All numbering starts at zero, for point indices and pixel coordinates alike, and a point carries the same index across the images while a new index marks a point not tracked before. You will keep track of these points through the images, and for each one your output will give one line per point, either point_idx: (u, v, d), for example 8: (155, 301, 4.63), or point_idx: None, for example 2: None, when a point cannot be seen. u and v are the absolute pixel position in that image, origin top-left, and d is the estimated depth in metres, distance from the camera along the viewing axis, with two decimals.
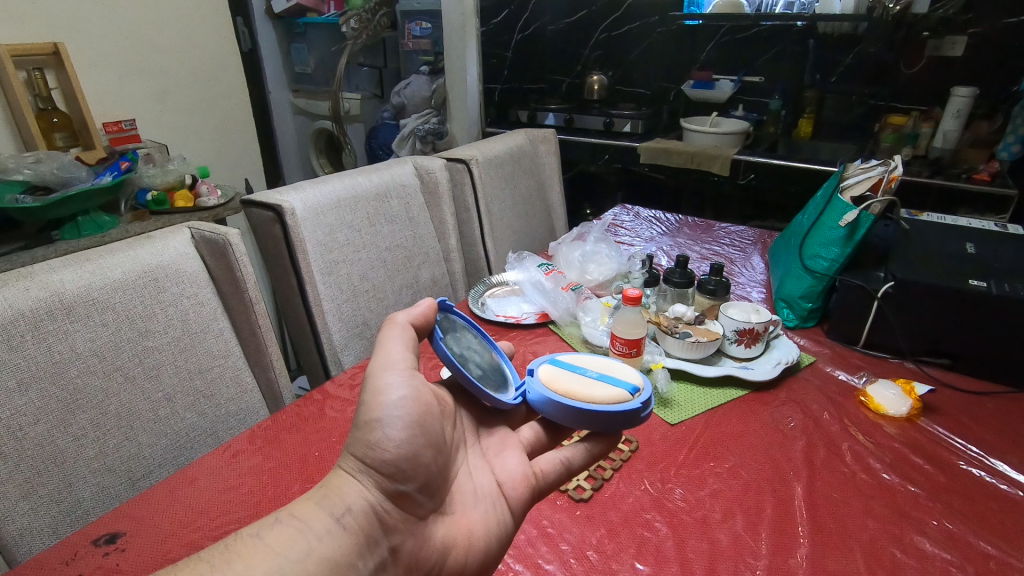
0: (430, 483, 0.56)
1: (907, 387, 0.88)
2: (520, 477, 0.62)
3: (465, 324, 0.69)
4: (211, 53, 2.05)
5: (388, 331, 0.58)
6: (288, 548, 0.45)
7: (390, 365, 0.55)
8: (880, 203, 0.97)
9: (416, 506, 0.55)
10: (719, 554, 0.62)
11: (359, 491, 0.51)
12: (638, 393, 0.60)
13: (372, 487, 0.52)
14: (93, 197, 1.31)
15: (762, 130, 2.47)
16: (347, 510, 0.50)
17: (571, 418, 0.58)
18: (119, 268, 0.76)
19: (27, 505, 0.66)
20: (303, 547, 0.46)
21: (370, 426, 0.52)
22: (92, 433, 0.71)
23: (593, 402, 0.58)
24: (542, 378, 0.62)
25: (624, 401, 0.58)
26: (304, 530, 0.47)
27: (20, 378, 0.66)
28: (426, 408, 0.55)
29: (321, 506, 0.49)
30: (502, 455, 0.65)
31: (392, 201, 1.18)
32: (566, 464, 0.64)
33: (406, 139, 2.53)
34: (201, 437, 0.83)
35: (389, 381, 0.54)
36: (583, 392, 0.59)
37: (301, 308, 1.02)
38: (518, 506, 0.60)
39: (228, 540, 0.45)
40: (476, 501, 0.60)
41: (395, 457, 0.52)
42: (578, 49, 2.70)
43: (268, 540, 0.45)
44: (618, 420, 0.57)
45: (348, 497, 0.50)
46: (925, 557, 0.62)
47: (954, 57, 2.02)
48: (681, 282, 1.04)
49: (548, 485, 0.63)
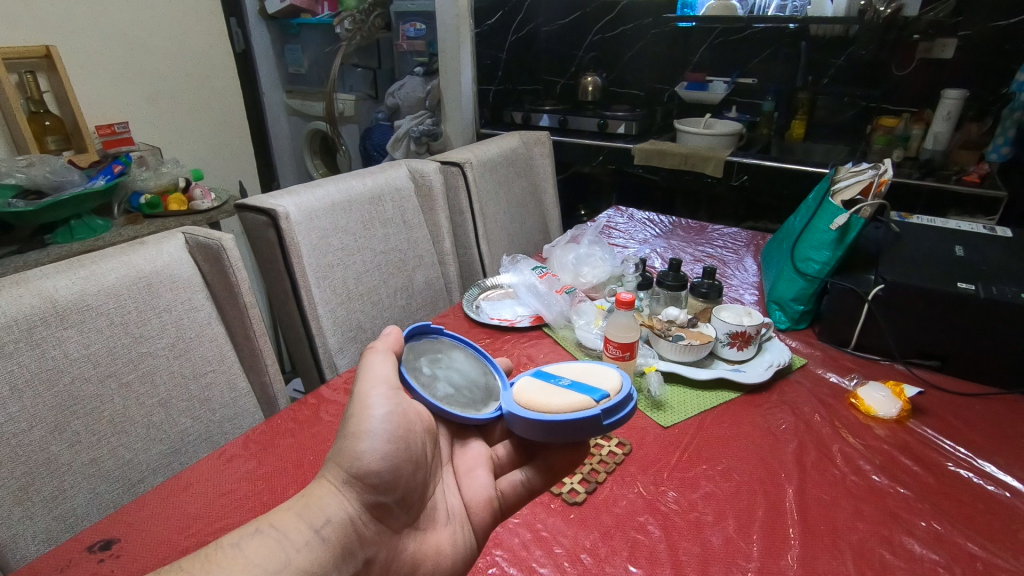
0: (407, 497, 0.57)
1: (897, 389, 0.88)
2: (484, 499, 0.62)
3: (456, 341, 0.69)
4: (204, 54, 2.04)
5: (374, 350, 0.59)
6: (266, 559, 0.45)
7: (376, 383, 0.56)
8: (870, 207, 0.98)
9: (391, 518, 0.55)
10: (711, 557, 0.63)
11: (339, 502, 0.52)
12: (604, 400, 0.57)
13: (352, 499, 0.52)
14: (85, 202, 1.31)
15: (755, 130, 2.48)
16: (327, 522, 0.50)
17: (528, 429, 0.57)
18: (112, 274, 0.76)
19: (22, 512, 0.66)
20: (282, 557, 0.46)
21: (357, 437, 0.53)
22: (86, 440, 0.71)
23: (545, 411, 0.57)
24: (512, 391, 0.62)
25: (582, 409, 0.56)
26: (282, 541, 0.47)
27: (13, 384, 0.65)
28: (410, 424, 0.56)
29: (301, 517, 0.49)
30: (471, 472, 0.65)
31: (386, 204, 1.18)
32: (528, 486, 0.64)
33: (400, 140, 2.53)
34: (195, 442, 0.83)
35: (374, 398, 0.54)
36: (539, 402, 0.58)
37: (296, 312, 1.02)
38: (482, 528, 0.61)
39: (209, 549, 0.45)
40: (444, 519, 0.60)
41: (378, 469, 0.53)
42: (572, 51, 2.71)
43: (247, 551, 0.45)
44: (572, 428, 0.56)
45: (328, 508, 0.51)
46: (914, 558, 0.63)
47: (944, 58, 2.04)
48: (675, 285, 1.04)
49: (510, 506, 0.64)
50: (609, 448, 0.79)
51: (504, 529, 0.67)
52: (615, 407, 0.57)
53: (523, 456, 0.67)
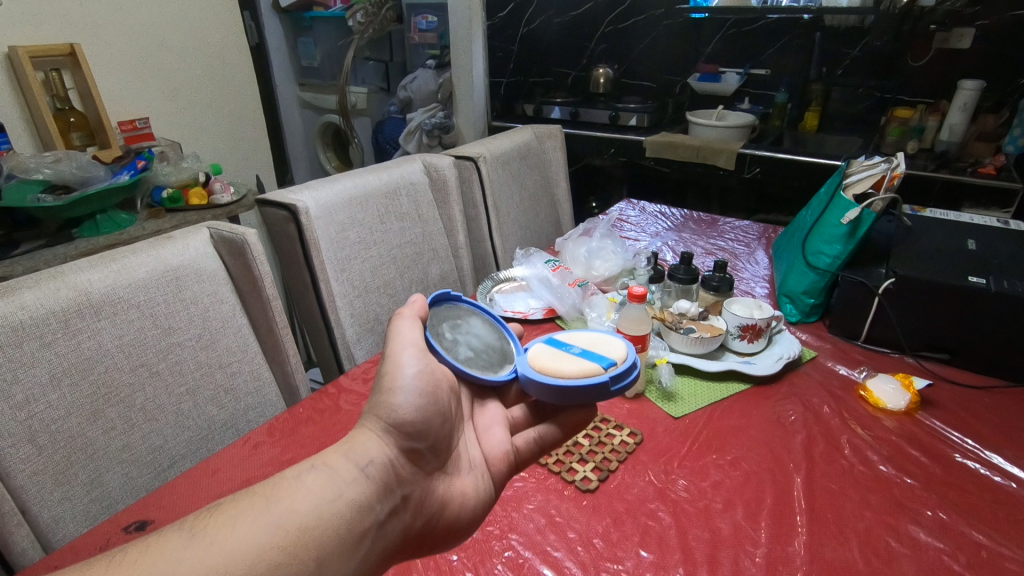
0: (438, 445, 0.59)
1: (905, 381, 0.90)
2: (501, 453, 0.65)
3: (473, 308, 0.72)
4: (221, 49, 2.06)
5: (401, 316, 0.61)
6: (323, 491, 0.48)
7: (406, 345, 0.58)
8: (882, 201, 0.99)
9: (424, 462, 0.57)
10: (720, 543, 0.65)
11: (380, 447, 0.54)
12: (611, 368, 0.61)
13: (391, 444, 0.54)
14: (111, 196, 1.34)
15: (767, 122, 2.47)
16: (370, 462, 0.52)
17: (541, 392, 0.60)
18: (142, 268, 0.79)
19: (62, 494, 0.70)
20: (333, 490, 0.49)
21: (392, 391, 0.55)
22: (120, 426, 0.75)
23: (557, 375, 0.60)
24: (526, 354, 0.65)
25: (592, 375, 0.59)
26: (334, 477, 0.50)
27: (52, 373, 0.69)
28: (439, 382, 0.58)
29: (348, 457, 0.52)
30: (488, 430, 0.67)
31: (402, 198, 1.20)
32: (540, 442, 0.66)
33: (412, 134, 2.51)
34: (221, 430, 0.87)
35: (405, 357, 0.57)
36: (553, 366, 0.60)
37: (315, 302, 1.05)
38: (500, 478, 0.64)
39: (274, 478, 0.48)
40: (466, 468, 0.62)
41: (412, 420, 0.55)
42: (583, 43, 2.69)
43: (308, 482, 0.48)
44: (581, 393, 0.59)
45: (370, 451, 0.53)
46: (919, 545, 0.65)
47: (961, 49, 2.02)
48: (686, 279, 1.05)
49: (524, 460, 0.66)
50: (622, 437, 0.81)
51: (519, 514, 0.69)
52: (622, 373, 0.60)
53: (537, 417, 0.70)
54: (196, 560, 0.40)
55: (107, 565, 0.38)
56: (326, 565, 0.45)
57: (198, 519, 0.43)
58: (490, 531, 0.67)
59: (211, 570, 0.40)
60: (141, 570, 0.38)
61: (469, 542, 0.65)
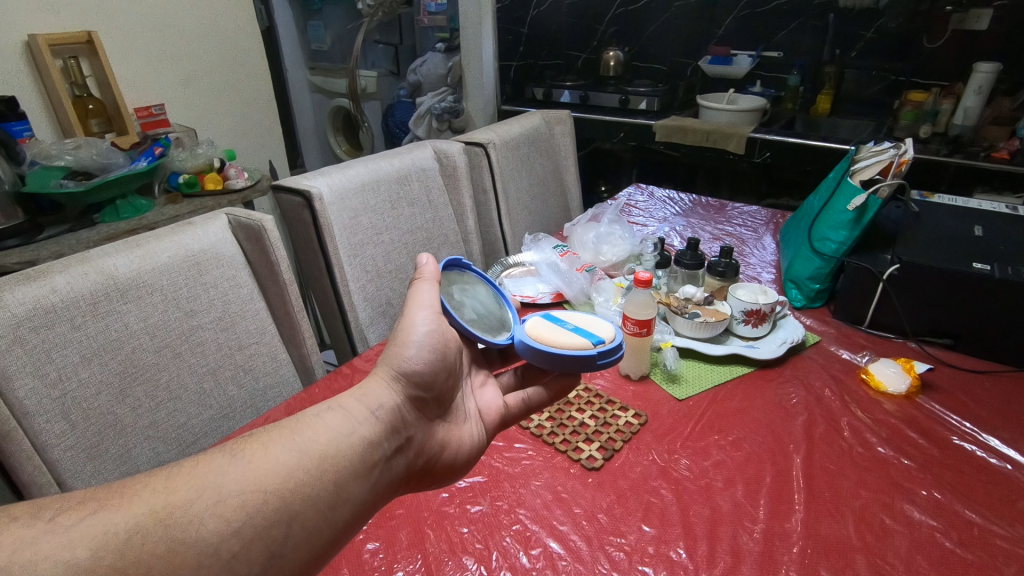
0: (442, 395, 0.61)
1: (907, 365, 0.91)
2: (495, 407, 0.68)
3: (478, 277, 0.74)
4: (234, 35, 2.08)
5: (420, 280, 0.64)
6: (339, 430, 0.51)
7: (422, 305, 0.61)
8: (888, 186, 1.00)
9: (427, 410, 0.60)
10: (719, 519, 0.68)
11: (389, 393, 0.56)
12: (600, 343, 0.63)
13: (400, 392, 0.57)
14: (130, 181, 1.38)
15: (780, 105, 2.45)
16: (380, 406, 0.54)
17: (534, 356, 0.63)
18: (164, 252, 0.82)
19: (94, 467, 0.74)
20: (348, 427, 0.51)
21: (403, 346, 0.58)
22: (147, 403, 0.78)
23: (550, 343, 0.62)
24: (525, 323, 0.67)
25: (580, 348, 0.62)
26: (348, 416, 0.52)
27: (83, 353, 0.72)
28: (447, 342, 0.61)
29: (360, 401, 0.54)
30: (482, 388, 0.70)
31: (413, 183, 1.22)
32: (527, 401, 0.70)
33: (422, 117, 2.55)
34: (241, 407, 0.90)
35: (418, 316, 0.60)
36: (547, 335, 0.63)
37: (328, 284, 1.08)
38: (492, 430, 0.67)
39: (294, 417, 0.51)
40: (462, 416, 0.65)
41: (421, 372, 0.58)
42: (594, 25, 2.67)
43: (325, 420, 0.51)
44: (569, 361, 0.61)
45: (380, 396, 0.55)
46: (913, 523, 0.67)
47: (979, 30, 1.99)
48: (692, 264, 1.07)
49: (513, 417, 0.70)
50: (626, 418, 0.83)
51: (526, 490, 0.72)
52: (610, 349, 0.62)
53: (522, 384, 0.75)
54: (240, 475, 0.44)
55: (165, 475, 0.42)
56: (343, 489, 0.48)
57: (239, 443, 0.47)
58: (499, 505, 0.70)
59: (254, 487, 0.43)
60: (195, 483, 0.42)
61: (479, 516, 0.68)
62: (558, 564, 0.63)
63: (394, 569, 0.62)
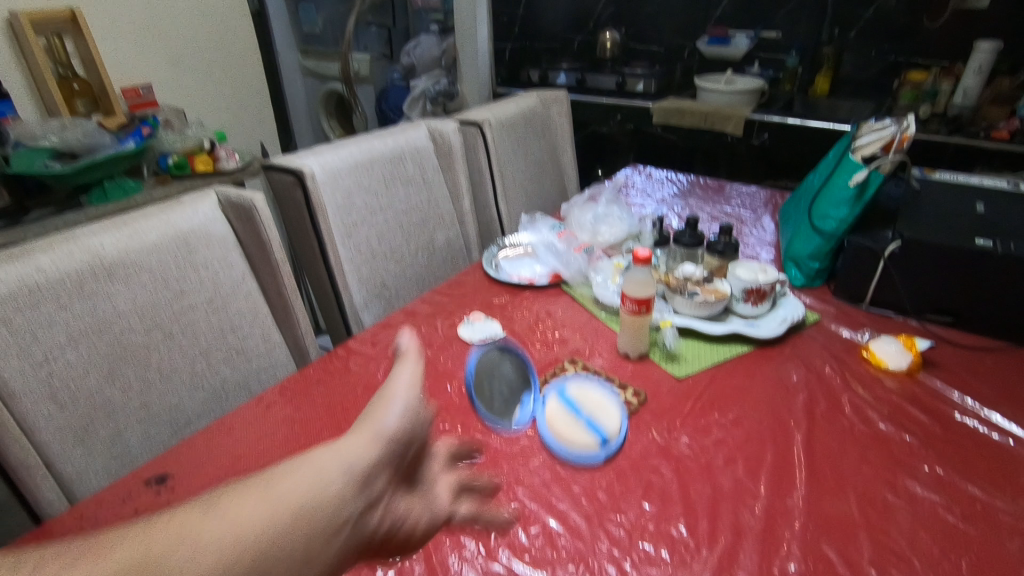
0: (407, 473, 0.42)
1: (908, 342, 0.90)
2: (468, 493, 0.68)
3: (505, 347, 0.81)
4: (223, 15, 2.03)
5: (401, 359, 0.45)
6: (274, 519, 0.32)
7: (402, 388, 0.42)
8: (890, 163, 1.00)
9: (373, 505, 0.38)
10: (720, 495, 0.67)
11: (349, 463, 0.37)
12: (605, 444, 0.73)
13: (363, 470, 0.37)
14: (119, 163, 1.35)
15: (778, 87, 2.42)
16: (341, 480, 0.36)
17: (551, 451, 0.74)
18: (153, 232, 0.80)
19: (85, 449, 0.72)
20: (294, 502, 0.34)
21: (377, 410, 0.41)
22: (137, 385, 0.77)
23: (563, 444, 0.73)
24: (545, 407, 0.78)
25: (589, 450, 0.73)
26: (285, 500, 0.33)
27: (70, 334, 0.71)
28: (426, 426, 0.43)
29: (303, 476, 0.35)
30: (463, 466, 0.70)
31: (407, 163, 1.20)
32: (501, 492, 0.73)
33: (416, 100, 2.49)
34: (235, 390, 0.89)
35: (396, 391, 0.42)
36: (561, 434, 0.74)
37: (322, 267, 1.06)
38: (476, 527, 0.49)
39: (197, 502, 0.33)
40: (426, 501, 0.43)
41: (399, 440, 0.40)
42: (590, 5, 2.63)
43: (249, 502, 0.32)
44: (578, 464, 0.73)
45: (336, 468, 0.36)
46: (915, 498, 0.66)
47: (979, 9, 1.97)
48: (691, 243, 1.05)
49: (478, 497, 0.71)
50: (625, 397, 0.82)
51: (524, 469, 0.71)
52: (614, 449, 0.73)
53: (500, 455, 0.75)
54: None
55: None
56: None
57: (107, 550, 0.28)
58: (497, 484, 0.69)
59: None
60: None
61: None
62: (557, 541, 0.62)
63: (391, 548, 0.61)
